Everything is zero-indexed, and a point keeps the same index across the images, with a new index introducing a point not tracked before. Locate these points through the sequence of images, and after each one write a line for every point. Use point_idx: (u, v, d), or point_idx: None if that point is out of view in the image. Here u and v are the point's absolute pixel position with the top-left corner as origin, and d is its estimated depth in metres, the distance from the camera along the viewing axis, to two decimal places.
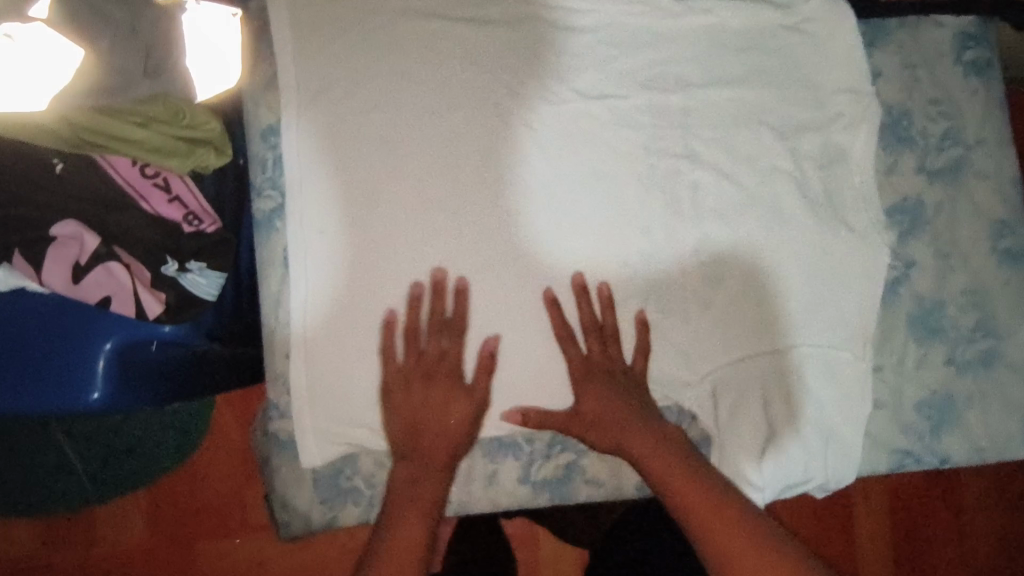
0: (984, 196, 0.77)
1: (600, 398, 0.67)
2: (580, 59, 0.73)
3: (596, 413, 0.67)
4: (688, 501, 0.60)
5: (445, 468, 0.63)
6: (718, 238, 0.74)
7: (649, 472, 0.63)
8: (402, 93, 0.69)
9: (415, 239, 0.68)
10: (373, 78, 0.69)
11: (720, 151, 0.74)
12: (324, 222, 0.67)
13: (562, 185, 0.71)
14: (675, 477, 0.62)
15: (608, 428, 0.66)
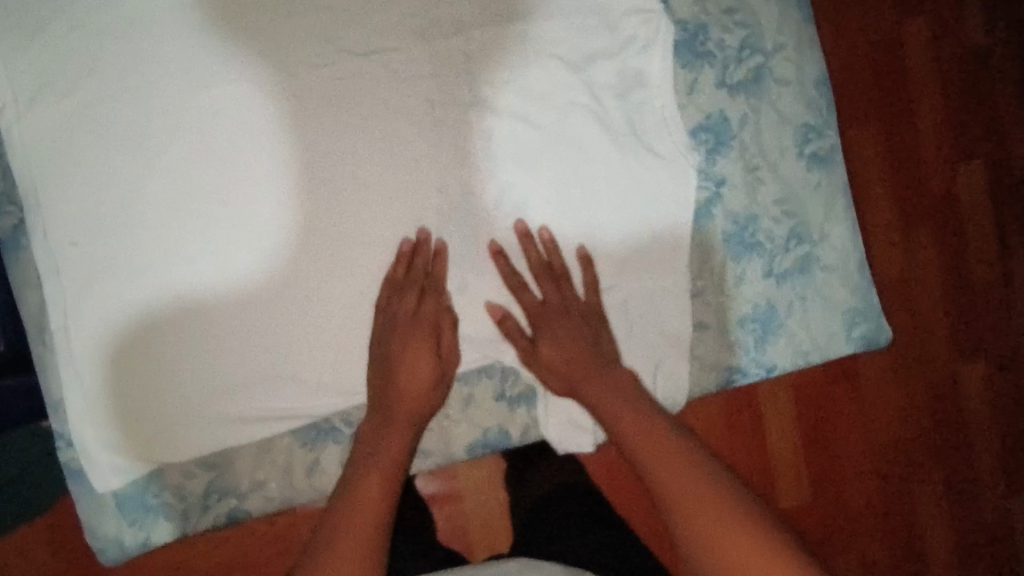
0: (788, 103, 0.76)
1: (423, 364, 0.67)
2: (342, 13, 0.67)
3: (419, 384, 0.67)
4: (638, 446, 0.64)
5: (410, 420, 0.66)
6: (520, 186, 0.70)
7: (612, 418, 0.67)
8: (140, 83, 0.63)
9: (215, 214, 0.65)
10: (101, 68, 0.63)
11: (513, 93, 0.70)
12: (78, 231, 0.62)
13: (341, 155, 0.67)
14: (629, 429, 0.65)
15: (565, 373, 0.69)
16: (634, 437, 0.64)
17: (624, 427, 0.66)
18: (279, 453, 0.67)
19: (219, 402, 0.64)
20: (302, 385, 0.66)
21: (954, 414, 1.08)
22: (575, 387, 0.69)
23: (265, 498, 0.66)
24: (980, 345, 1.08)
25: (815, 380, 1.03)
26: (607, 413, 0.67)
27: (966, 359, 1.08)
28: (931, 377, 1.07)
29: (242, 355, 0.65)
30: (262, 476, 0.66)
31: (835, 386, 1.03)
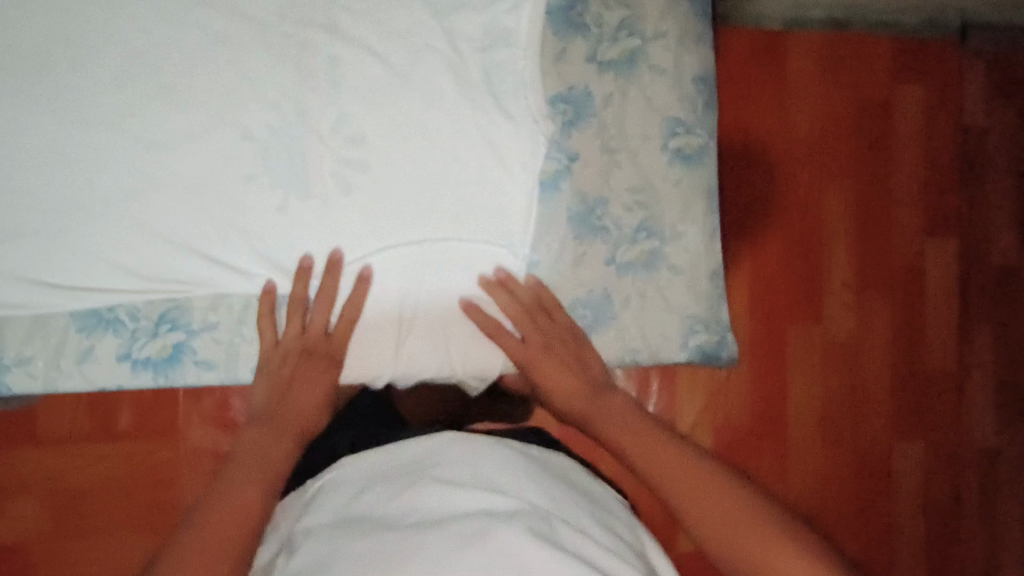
0: (659, 92, 0.74)
1: (311, 386, 0.67)
2: None
3: (299, 413, 0.66)
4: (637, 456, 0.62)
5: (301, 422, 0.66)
6: (358, 117, 0.69)
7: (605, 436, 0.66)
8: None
9: (69, 92, 0.65)
10: None
11: (371, 24, 0.69)
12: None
13: (178, 47, 0.66)
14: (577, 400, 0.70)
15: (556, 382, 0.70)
16: (604, 416, 0.67)
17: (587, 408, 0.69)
18: (54, 334, 0.66)
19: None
20: (92, 263, 0.65)
21: (868, 473, 1.13)
22: (584, 412, 0.69)
23: (29, 376, 0.66)
24: (959, 405, 1.15)
25: (733, 426, 1.10)
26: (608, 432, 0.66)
27: (934, 423, 1.15)
28: (860, 442, 1.13)
29: (31, 221, 0.64)
30: (29, 352, 0.65)
31: (753, 435, 1.10)
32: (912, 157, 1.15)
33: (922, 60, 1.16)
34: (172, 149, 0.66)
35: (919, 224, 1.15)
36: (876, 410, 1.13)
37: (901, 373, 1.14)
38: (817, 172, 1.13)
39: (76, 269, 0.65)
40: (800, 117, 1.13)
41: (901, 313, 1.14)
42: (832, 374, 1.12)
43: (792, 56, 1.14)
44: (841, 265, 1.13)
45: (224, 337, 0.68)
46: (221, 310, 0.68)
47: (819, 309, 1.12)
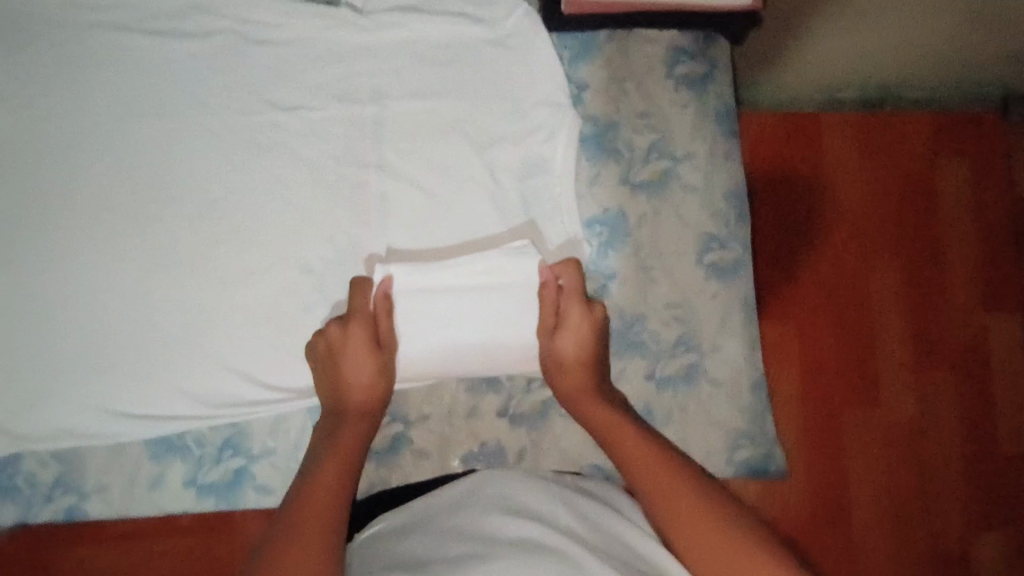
0: (692, 209, 0.77)
1: (366, 365, 0.67)
2: (274, 70, 0.74)
3: (366, 394, 0.67)
4: (652, 487, 0.58)
5: (366, 416, 0.67)
6: (406, 248, 0.73)
7: (627, 464, 0.61)
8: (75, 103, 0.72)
9: (151, 237, 0.72)
10: (46, 86, 0.71)
11: (417, 160, 0.75)
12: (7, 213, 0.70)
13: (246, 193, 0.73)
14: (596, 409, 0.67)
15: (582, 378, 0.69)
16: (624, 445, 0.63)
17: (601, 423, 0.66)
18: (128, 461, 0.71)
19: (71, 400, 0.69)
20: (165, 394, 0.70)
21: (945, 561, 1.06)
22: (614, 436, 0.64)
23: (104, 502, 0.70)
24: None
25: (796, 513, 1.04)
26: (626, 461, 0.62)
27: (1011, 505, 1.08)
28: (935, 528, 1.06)
29: (111, 355, 0.70)
30: (106, 479, 0.70)
31: (819, 523, 1.05)
32: (961, 230, 1.13)
33: (967, 134, 1.14)
34: (236, 285, 0.72)
35: (975, 297, 1.12)
36: (946, 499, 1.07)
37: (969, 457, 1.08)
38: (864, 252, 1.11)
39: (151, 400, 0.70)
40: (845, 197, 1.11)
41: (963, 390, 1.10)
42: (898, 457, 1.07)
43: (833, 138, 1.12)
44: (896, 348, 1.09)
45: (281, 462, 0.72)
46: (279, 434, 0.72)
47: (874, 392, 1.08)
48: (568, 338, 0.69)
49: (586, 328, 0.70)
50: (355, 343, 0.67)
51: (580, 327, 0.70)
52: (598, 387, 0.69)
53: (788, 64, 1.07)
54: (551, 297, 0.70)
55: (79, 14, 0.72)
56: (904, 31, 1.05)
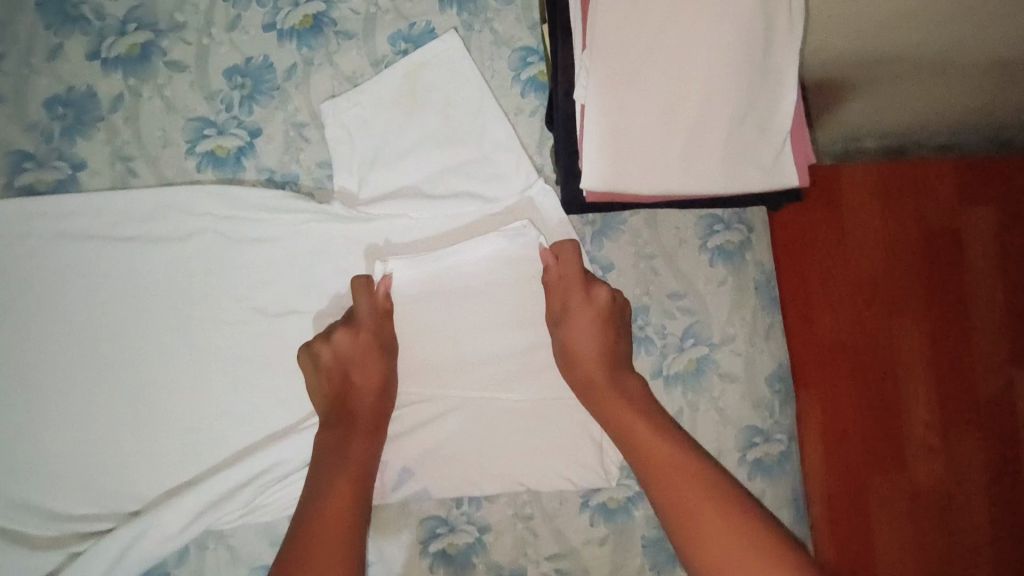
0: (732, 399, 0.70)
1: (372, 372, 0.64)
2: (261, 271, 0.66)
3: (368, 373, 0.64)
4: (688, 526, 0.54)
5: (372, 424, 0.63)
6: (420, 464, 0.67)
7: (670, 505, 0.56)
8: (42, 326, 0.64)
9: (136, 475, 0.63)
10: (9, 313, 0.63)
11: (430, 363, 0.68)
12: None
13: (239, 417, 0.65)
14: (621, 415, 0.62)
15: (595, 369, 0.64)
16: (667, 481, 0.57)
17: (626, 433, 0.61)
18: None
19: None
20: None
21: None
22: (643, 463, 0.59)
23: None
24: None
25: None
26: (665, 502, 0.56)
27: None
28: None
29: None
30: None
31: None
32: (987, 282, 1.04)
33: (995, 179, 1.04)
34: (215, 501, 0.62)
35: (1003, 354, 1.04)
36: (978, 568, 1.00)
37: (1002, 529, 1.01)
38: (886, 317, 1.02)
39: None
40: (863, 259, 1.02)
41: (992, 451, 1.02)
42: (923, 522, 1.00)
43: (850, 194, 1.02)
44: (920, 419, 1.02)
45: None
46: None
47: (903, 460, 1.00)
48: (580, 328, 0.64)
49: (597, 312, 0.65)
50: (349, 347, 0.64)
51: (588, 319, 0.64)
52: (615, 377, 0.64)
53: (842, 122, 0.90)
54: (556, 287, 0.66)
55: (36, 223, 0.63)
56: (985, 90, 0.86)
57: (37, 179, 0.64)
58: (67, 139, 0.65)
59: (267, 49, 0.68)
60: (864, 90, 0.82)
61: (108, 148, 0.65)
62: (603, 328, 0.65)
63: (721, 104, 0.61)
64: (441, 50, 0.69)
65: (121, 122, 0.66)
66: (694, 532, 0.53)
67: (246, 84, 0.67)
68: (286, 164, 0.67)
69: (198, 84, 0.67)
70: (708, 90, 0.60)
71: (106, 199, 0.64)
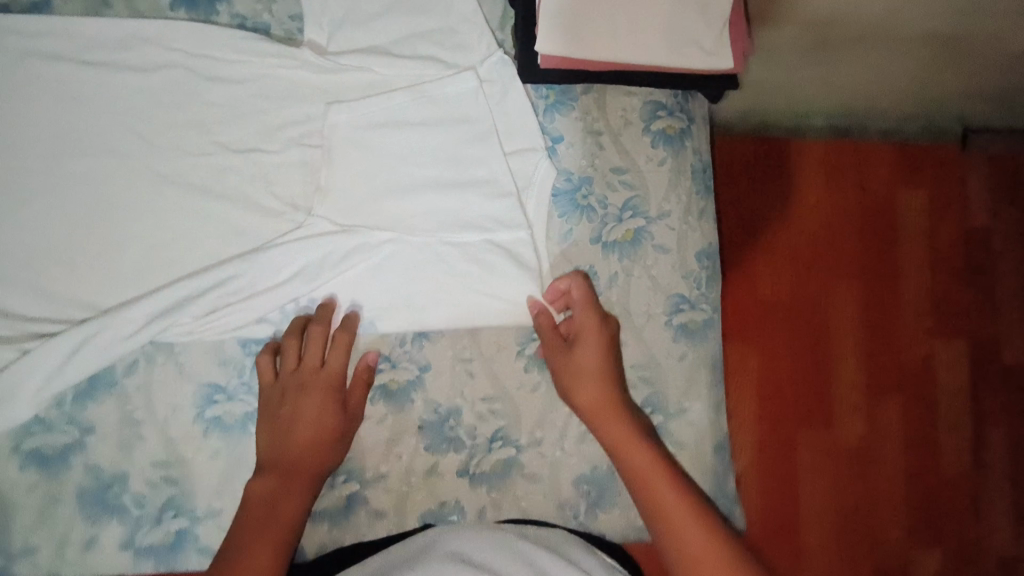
0: (663, 269, 0.76)
1: (324, 421, 0.67)
2: (226, 109, 0.69)
3: (321, 409, 0.67)
4: (644, 477, 0.64)
5: (310, 480, 0.65)
6: (369, 305, 0.71)
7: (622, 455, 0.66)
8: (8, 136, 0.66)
9: (92, 286, 0.66)
10: None
11: (384, 209, 0.71)
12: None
13: (197, 243, 0.68)
14: (615, 432, 0.67)
15: (608, 416, 0.68)
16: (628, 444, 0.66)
17: (623, 448, 0.66)
18: (60, 523, 0.65)
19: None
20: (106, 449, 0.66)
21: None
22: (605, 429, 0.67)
23: (32, 565, 0.65)
24: (986, 522, 1.03)
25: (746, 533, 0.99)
26: (629, 463, 0.65)
27: (956, 539, 1.03)
28: (881, 554, 1.01)
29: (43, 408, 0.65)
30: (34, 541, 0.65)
31: (766, 544, 0.99)
32: (917, 259, 1.07)
33: (927, 164, 1.09)
34: (167, 311, 0.66)
35: (927, 329, 1.07)
36: (895, 531, 1.01)
37: (918, 497, 1.03)
38: (822, 285, 1.06)
39: (93, 453, 0.66)
40: (802, 228, 1.06)
41: (914, 420, 1.04)
42: (846, 482, 1.02)
43: (799, 164, 1.07)
44: (849, 389, 1.05)
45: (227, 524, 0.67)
46: (225, 496, 0.68)
47: (829, 419, 1.03)
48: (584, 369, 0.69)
49: (602, 342, 0.70)
50: (307, 368, 0.67)
51: (600, 339, 0.70)
52: (623, 409, 0.68)
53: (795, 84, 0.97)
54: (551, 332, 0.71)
55: (11, 40, 0.66)
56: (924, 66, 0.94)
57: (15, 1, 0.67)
58: None
59: None
60: (812, 45, 0.90)
61: None
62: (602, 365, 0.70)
63: None
64: None
65: None
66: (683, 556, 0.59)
67: None
68: (260, 14, 0.71)
69: None
70: None
71: (82, 25, 0.67)
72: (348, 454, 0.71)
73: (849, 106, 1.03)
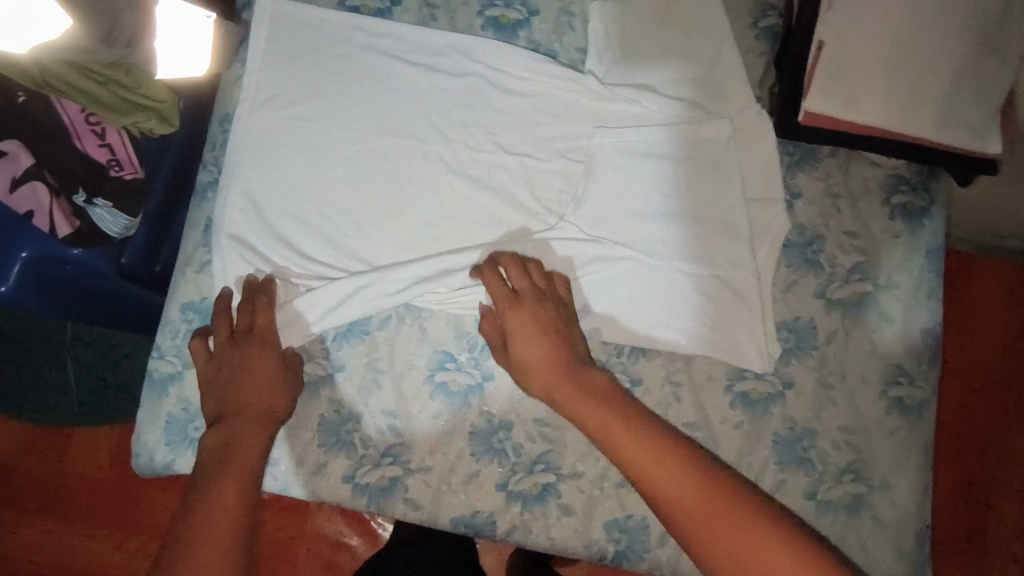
0: (886, 339, 0.76)
1: (264, 363, 0.69)
2: (508, 117, 0.79)
3: (529, 357, 0.68)
4: (643, 470, 0.58)
5: (263, 421, 0.66)
6: (595, 313, 0.76)
7: (602, 433, 0.63)
8: (335, 111, 0.78)
9: (372, 244, 0.76)
10: (310, 93, 0.78)
11: (626, 228, 0.77)
12: (251, 194, 0.76)
13: (463, 226, 0.77)
14: (598, 417, 0.63)
15: (552, 377, 0.67)
16: (591, 407, 0.64)
17: (604, 436, 0.62)
18: (298, 444, 0.73)
19: None
20: (349, 388, 0.74)
21: None
22: (567, 402, 0.66)
23: (270, 476, 0.73)
24: None
25: None
26: (612, 444, 0.61)
27: None
28: None
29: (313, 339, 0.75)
30: (278, 455, 0.73)
31: None
32: None
33: None
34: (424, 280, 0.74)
35: None
36: None
37: None
38: (994, 406, 1.06)
39: (340, 389, 0.74)
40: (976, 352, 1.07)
41: None
42: None
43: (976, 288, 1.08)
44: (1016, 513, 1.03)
45: (433, 481, 0.73)
46: (438, 456, 0.74)
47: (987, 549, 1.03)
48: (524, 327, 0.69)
49: (533, 322, 0.69)
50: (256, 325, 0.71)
51: (533, 311, 0.69)
52: (576, 370, 0.67)
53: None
54: (500, 291, 0.71)
55: (354, 35, 0.79)
56: None
57: (363, 5, 0.80)
58: None
59: None
60: None
61: None
62: (553, 342, 0.68)
63: (952, 62, 0.68)
64: None
65: None
66: (708, 535, 0.53)
67: None
68: (551, 43, 0.81)
69: None
70: (940, 61, 0.68)
71: (410, 32, 0.80)
72: (550, 446, 0.75)
73: (1015, 231, 0.96)
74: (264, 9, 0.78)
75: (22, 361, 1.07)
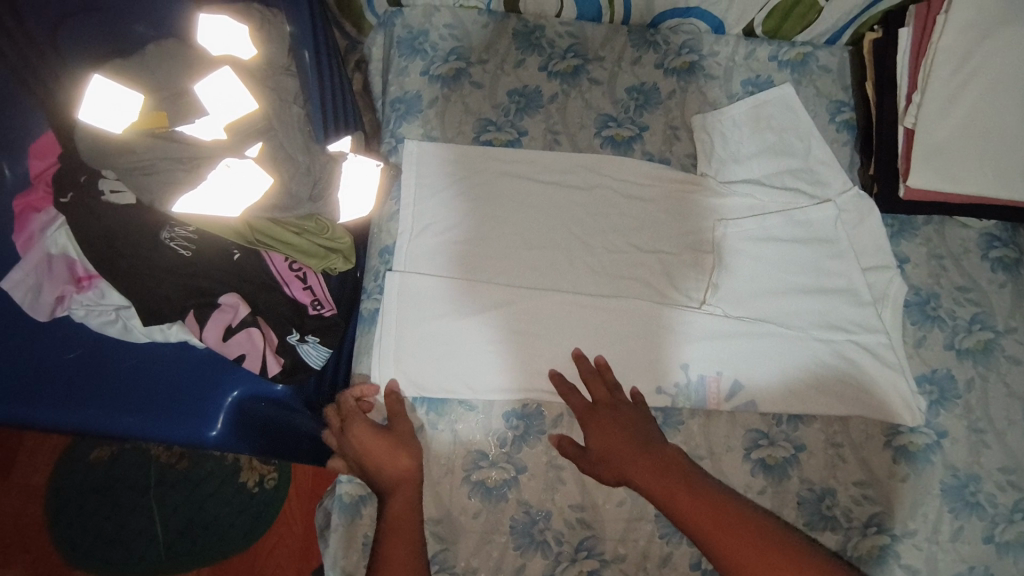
0: (1018, 379, 0.83)
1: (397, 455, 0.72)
2: (640, 221, 0.88)
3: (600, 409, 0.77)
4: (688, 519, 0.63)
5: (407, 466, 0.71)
6: (750, 386, 0.82)
7: (658, 495, 0.66)
8: (474, 244, 0.86)
9: (536, 347, 0.83)
10: (460, 219, 0.87)
11: (764, 304, 0.84)
12: (420, 314, 0.82)
13: (616, 321, 0.84)
14: (643, 477, 0.68)
15: (617, 463, 0.72)
16: (633, 463, 0.70)
17: (661, 494, 0.66)
18: (496, 548, 0.77)
19: (454, 479, 0.78)
20: (535, 485, 0.79)
21: None
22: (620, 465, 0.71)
23: None
24: None
25: None
26: (653, 490, 0.67)
27: None
28: None
29: (495, 442, 0.80)
30: (477, 563, 0.76)
31: None
32: None
33: None
34: None
35: None
36: None
37: None
38: None
39: (529, 487, 0.78)
40: None
41: None
42: None
43: None
44: None
45: (629, 569, 0.77)
46: (629, 543, 0.77)
47: None
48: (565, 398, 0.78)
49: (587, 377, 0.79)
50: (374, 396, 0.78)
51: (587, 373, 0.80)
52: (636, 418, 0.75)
53: None
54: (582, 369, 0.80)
55: (493, 163, 0.89)
56: None
57: (495, 138, 0.91)
58: (519, 116, 0.92)
59: (656, 78, 0.94)
60: None
61: (544, 125, 0.92)
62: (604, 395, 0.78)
63: None
64: (780, 93, 0.93)
65: (553, 110, 0.92)
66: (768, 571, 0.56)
67: (639, 98, 0.94)
68: (663, 153, 0.92)
69: (607, 93, 0.94)
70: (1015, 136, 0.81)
71: (542, 155, 0.90)
72: None
73: None
74: (412, 151, 0.89)
75: (111, 512, 1.10)
